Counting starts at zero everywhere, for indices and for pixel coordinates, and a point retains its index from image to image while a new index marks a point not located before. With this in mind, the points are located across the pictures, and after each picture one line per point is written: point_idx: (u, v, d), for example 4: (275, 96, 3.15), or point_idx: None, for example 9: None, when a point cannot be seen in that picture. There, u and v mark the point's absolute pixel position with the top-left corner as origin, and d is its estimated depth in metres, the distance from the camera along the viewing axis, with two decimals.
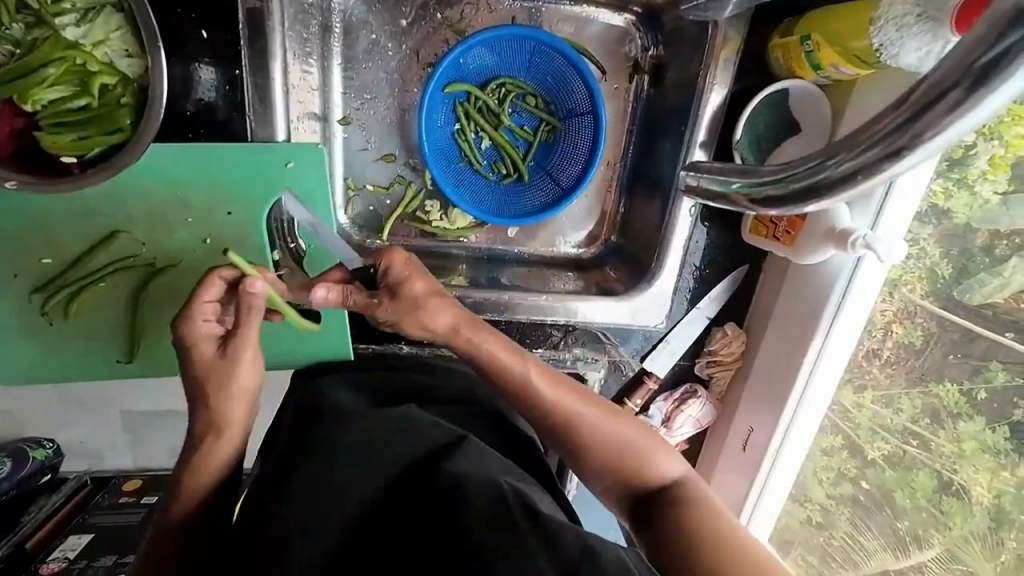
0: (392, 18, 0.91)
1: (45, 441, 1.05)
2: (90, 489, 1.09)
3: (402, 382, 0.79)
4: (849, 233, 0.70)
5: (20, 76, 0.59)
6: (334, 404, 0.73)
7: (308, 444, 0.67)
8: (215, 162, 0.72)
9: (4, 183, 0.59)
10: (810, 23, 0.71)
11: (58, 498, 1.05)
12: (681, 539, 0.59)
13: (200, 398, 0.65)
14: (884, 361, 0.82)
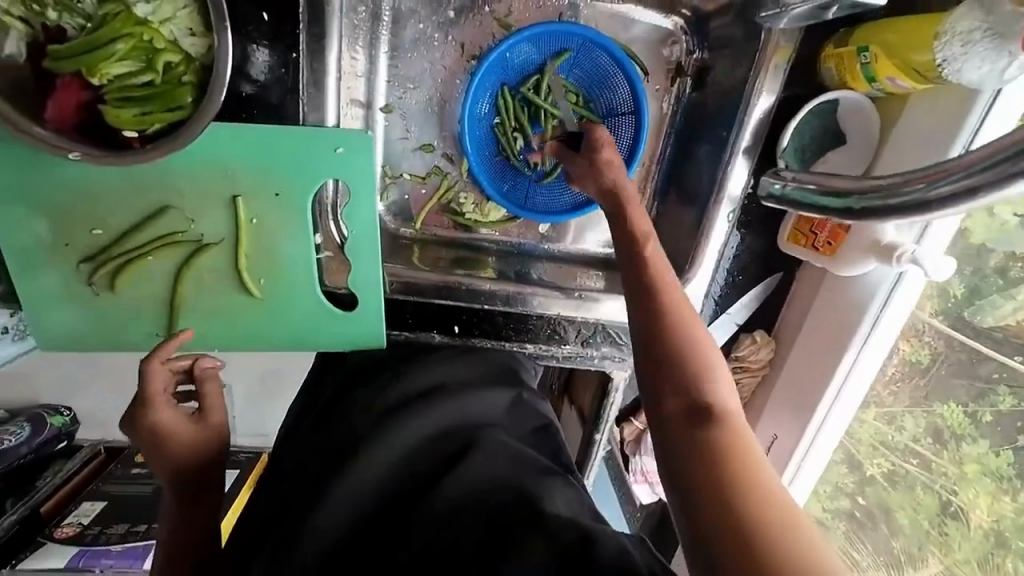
0: (440, 9, 0.91)
1: (62, 410, 1.23)
2: (101, 459, 1.29)
3: (410, 366, 0.81)
4: (895, 247, 0.70)
5: (90, 51, 0.60)
6: (353, 396, 0.78)
7: (329, 436, 0.72)
8: (266, 144, 0.73)
9: (67, 153, 0.61)
10: (868, 35, 0.71)
11: (74, 464, 1.24)
12: (728, 497, 0.45)
13: (179, 471, 0.70)
14: (888, 380, 0.87)
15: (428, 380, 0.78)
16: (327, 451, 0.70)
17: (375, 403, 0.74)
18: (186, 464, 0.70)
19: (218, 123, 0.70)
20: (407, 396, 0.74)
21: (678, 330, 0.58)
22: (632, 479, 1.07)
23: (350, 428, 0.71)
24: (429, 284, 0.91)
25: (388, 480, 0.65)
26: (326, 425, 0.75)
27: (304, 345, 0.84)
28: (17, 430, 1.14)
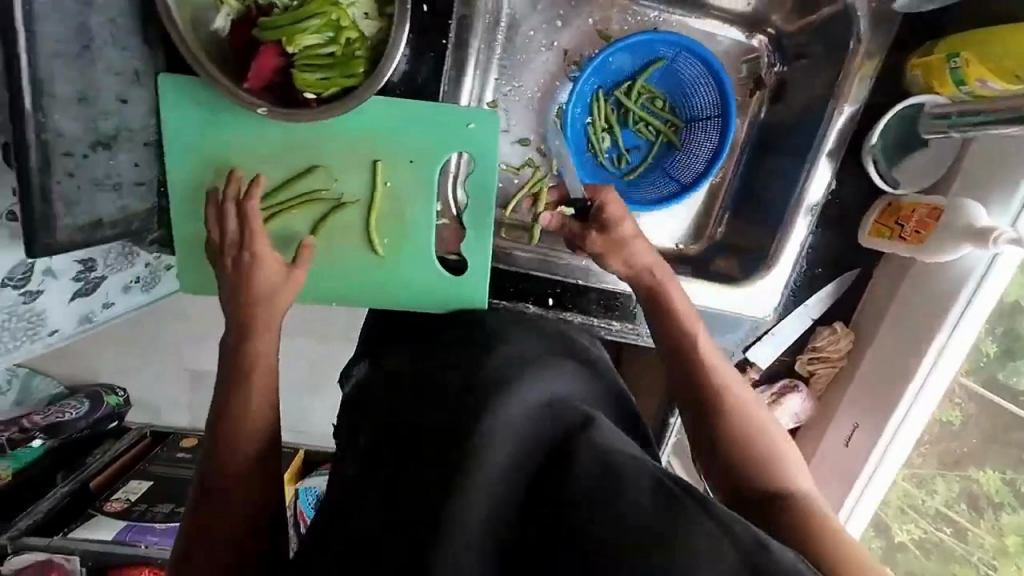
0: (550, 19, 1.03)
1: (117, 390, 1.55)
2: (147, 441, 1.59)
3: (494, 342, 0.67)
4: (991, 230, 0.76)
5: (290, 23, 0.70)
6: (433, 374, 0.64)
7: (413, 416, 0.59)
8: (409, 116, 0.83)
9: (255, 109, 0.71)
10: (955, 44, 0.79)
11: (124, 444, 1.54)
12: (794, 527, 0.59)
13: (252, 383, 0.72)
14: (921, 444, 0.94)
15: (521, 356, 0.63)
16: (411, 437, 0.56)
17: (460, 383, 0.59)
18: (261, 383, 0.72)
19: (373, 96, 0.81)
20: (499, 372, 0.59)
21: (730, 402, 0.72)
22: None
23: (437, 408, 0.57)
24: (526, 258, 0.97)
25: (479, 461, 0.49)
26: (401, 411, 0.61)
27: (412, 305, 0.90)
28: (77, 405, 1.48)
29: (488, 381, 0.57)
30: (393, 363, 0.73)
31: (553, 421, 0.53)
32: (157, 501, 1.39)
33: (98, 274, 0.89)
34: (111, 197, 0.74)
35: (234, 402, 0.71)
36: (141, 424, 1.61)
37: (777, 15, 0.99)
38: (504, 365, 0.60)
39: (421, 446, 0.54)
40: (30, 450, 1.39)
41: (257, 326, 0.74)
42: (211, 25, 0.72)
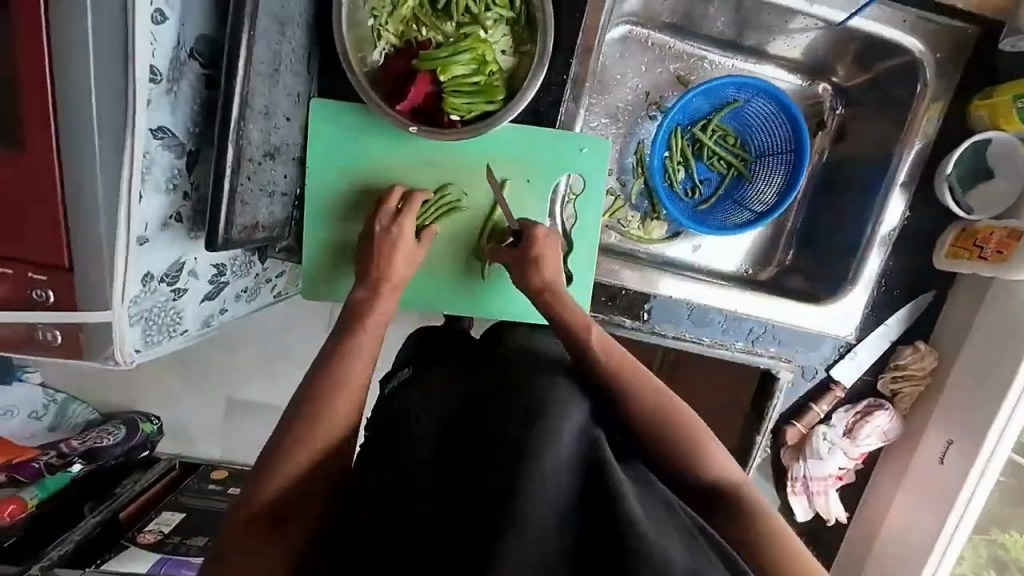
0: (637, 63, 1.13)
1: (152, 418, 1.61)
2: (175, 473, 1.61)
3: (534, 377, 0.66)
4: None
5: (445, 55, 0.80)
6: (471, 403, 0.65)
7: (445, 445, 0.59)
8: (530, 141, 0.91)
9: (407, 128, 0.81)
10: (1018, 87, 0.90)
11: (154, 475, 1.55)
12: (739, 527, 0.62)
13: (330, 398, 0.70)
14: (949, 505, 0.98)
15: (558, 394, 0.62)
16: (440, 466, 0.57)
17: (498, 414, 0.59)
18: (343, 397, 0.70)
19: (507, 124, 0.89)
20: (536, 405, 0.58)
21: (632, 405, 0.71)
22: (790, 489, 1.08)
23: (472, 442, 0.58)
24: (621, 275, 1.02)
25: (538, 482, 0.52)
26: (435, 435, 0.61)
27: (522, 314, 0.95)
28: (115, 431, 1.52)
29: (527, 417, 0.56)
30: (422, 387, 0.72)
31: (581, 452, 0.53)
32: (188, 534, 1.38)
33: (225, 278, 0.94)
34: (267, 202, 0.81)
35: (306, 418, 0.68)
36: (171, 456, 1.65)
37: (839, 67, 1.07)
38: (540, 398, 0.60)
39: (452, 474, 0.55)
40: (59, 477, 1.39)
41: (362, 326, 0.77)
42: (368, 58, 0.82)
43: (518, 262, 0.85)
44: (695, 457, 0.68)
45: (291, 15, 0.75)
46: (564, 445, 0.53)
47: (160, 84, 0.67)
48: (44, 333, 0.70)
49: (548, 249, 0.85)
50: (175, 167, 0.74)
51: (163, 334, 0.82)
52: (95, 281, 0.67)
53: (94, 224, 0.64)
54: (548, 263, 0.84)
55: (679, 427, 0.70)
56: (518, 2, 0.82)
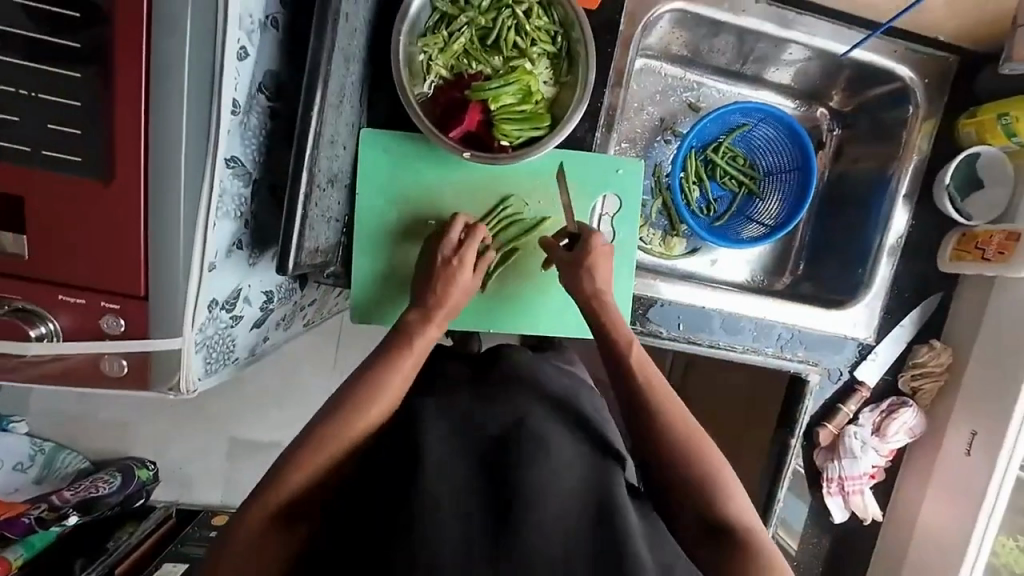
0: (652, 93, 1.21)
1: (148, 463, 1.56)
2: (173, 522, 1.57)
3: (538, 412, 0.70)
4: None
5: (496, 87, 0.86)
6: (482, 427, 0.65)
7: (464, 468, 0.60)
8: (570, 163, 0.97)
9: (462, 153, 0.85)
10: (1002, 106, 1.00)
11: (149, 525, 1.51)
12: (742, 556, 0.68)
13: (356, 412, 0.73)
14: (948, 513, 1.04)
15: (560, 437, 0.67)
16: (457, 493, 0.57)
17: (514, 447, 0.61)
18: (374, 406, 0.74)
19: (553, 148, 0.94)
20: (552, 450, 0.63)
21: (663, 419, 0.76)
22: (826, 490, 1.11)
23: (489, 473, 0.60)
24: (655, 288, 1.07)
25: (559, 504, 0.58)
26: (452, 456, 0.60)
27: (565, 328, 0.99)
28: (111, 479, 1.48)
29: (546, 459, 0.61)
30: (433, 402, 0.70)
31: (596, 502, 0.60)
32: None
33: (273, 305, 0.94)
34: (325, 227, 0.84)
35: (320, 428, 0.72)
36: (167, 502, 1.60)
37: (835, 92, 1.18)
38: (552, 441, 0.64)
39: (464, 499, 0.57)
40: (46, 532, 1.39)
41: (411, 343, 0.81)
42: (420, 90, 0.88)
43: (572, 264, 0.87)
44: (712, 484, 0.72)
45: (354, 52, 0.79)
46: (577, 495, 0.60)
47: (237, 115, 0.69)
48: (110, 362, 0.69)
49: (604, 263, 0.88)
50: (242, 195, 0.75)
51: (218, 362, 0.82)
52: (170, 307, 0.67)
53: (172, 249, 0.65)
54: (601, 276, 0.87)
55: (699, 453, 0.74)
56: (559, 38, 0.89)
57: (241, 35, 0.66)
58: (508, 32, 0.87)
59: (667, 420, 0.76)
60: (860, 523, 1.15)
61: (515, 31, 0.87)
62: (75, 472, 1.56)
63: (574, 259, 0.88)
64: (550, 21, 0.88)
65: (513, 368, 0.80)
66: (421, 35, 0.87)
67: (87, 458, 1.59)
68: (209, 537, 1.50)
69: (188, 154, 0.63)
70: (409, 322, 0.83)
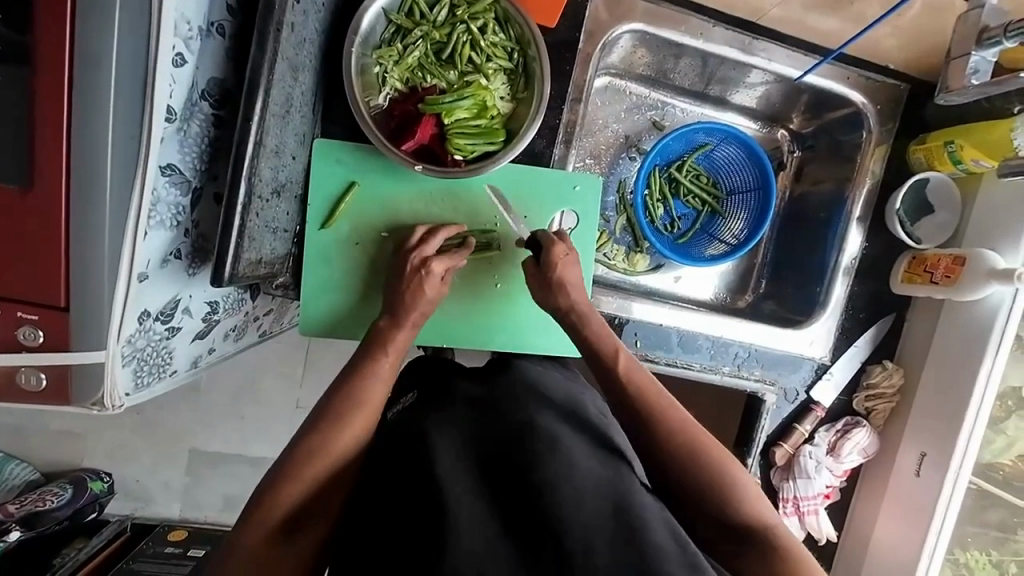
0: (617, 111, 1.22)
1: (103, 476, 1.50)
2: (128, 535, 1.51)
3: (551, 414, 0.70)
4: (1010, 270, 0.94)
5: (450, 101, 0.86)
6: (489, 428, 0.67)
7: (468, 469, 0.61)
8: (526, 178, 0.96)
9: (413, 166, 0.84)
10: (947, 135, 1.02)
11: (99, 542, 1.44)
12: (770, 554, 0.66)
13: (341, 432, 0.72)
14: (901, 530, 1.04)
15: (580, 438, 0.67)
16: (473, 498, 0.58)
17: (525, 448, 0.62)
18: (360, 417, 0.74)
19: (509, 163, 0.94)
20: (566, 450, 0.63)
21: (668, 430, 0.74)
22: (782, 510, 1.10)
23: (501, 476, 0.61)
24: (613, 303, 1.06)
25: (568, 487, 0.58)
26: (460, 459, 0.62)
27: (520, 347, 0.98)
28: (62, 491, 1.41)
29: (561, 458, 0.61)
30: (438, 411, 0.70)
31: (615, 498, 0.59)
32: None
33: (219, 316, 0.91)
34: (271, 237, 0.82)
35: (317, 444, 0.71)
36: (121, 517, 1.53)
37: (795, 115, 1.20)
38: (567, 441, 0.64)
39: (474, 495, 0.58)
40: None
41: (387, 348, 0.81)
42: (375, 102, 0.87)
43: (541, 283, 0.86)
44: (721, 476, 0.71)
45: (302, 62, 0.79)
46: (595, 493, 0.59)
47: (174, 123, 0.67)
48: (26, 376, 0.66)
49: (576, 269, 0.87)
50: (180, 205, 0.73)
51: (151, 376, 0.79)
52: (92, 318, 0.64)
53: (99, 259, 0.63)
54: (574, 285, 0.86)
55: (708, 458, 0.72)
56: (516, 55, 0.89)
57: (176, 41, 0.64)
58: (463, 48, 0.87)
59: (675, 431, 0.74)
60: (818, 544, 1.14)
61: (471, 47, 0.87)
62: (22, 486, 1.48)
63: (540, 270, 0.87)
64: (506, 38, 0.88)
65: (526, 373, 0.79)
66: (376, 47, 0.86)
67: (37, 470, 1.52)
68: (165, 553, 1.41)
69: (115, 162, 0.61)
70: (377, 327, 0.84)
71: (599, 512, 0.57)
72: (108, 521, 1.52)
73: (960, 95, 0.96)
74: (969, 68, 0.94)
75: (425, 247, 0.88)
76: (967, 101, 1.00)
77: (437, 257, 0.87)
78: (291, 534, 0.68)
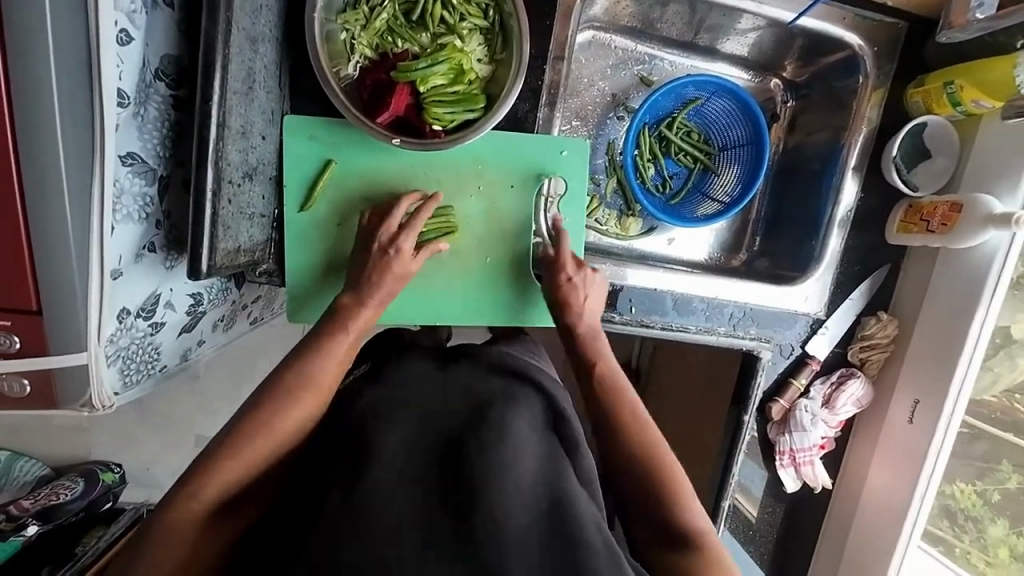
0: (603, 67, 1.16)
1: (112, 466, 1.51)
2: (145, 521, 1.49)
3: (505, 401, 0.66)
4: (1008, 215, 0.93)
5: (423, 68, 0.80)
6: (446, 414, 0.64)
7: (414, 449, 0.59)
8: (510, 145, 0.92)
9: (390, 140, 0.80)
10: (947, 76, 0.98)
11: (118, 529, 1.42)
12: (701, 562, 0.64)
13: (278, 417, 0.67)
14: (891, 471, 1.08)
15: (532, 429, 0.64)
16: (405, 483, 0.55)
17: (473, 435, 0.59)
18: (308, 398, 0.70)
19: (491, 131, 0.90)
20: (514, 435, 0.60)
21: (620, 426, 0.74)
22: (779, 463, 1.12)
23: (442, 461, 0.58)
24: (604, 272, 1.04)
25: (510, 469, 0.55)
26: (406, 441, 0.60)
27: (513, 321, 0.96)
28: (74, 484, 1.42)
29: (503, 448, 0.58)
30: (393, 391, 0.68)
31: (553, 496, 0.56)
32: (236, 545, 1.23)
33: (203, 307, 0.89)
34: (247, 224, 0.79)
35: (256, 422, 0.67)
36: (135, 504, 1.55)
37: (788, 63, 1.15)
38: (515, 425, 0.62)
39: (412, 480, 0.56)
40: (8, 543, 1.28)
41: (348, 328, 0.77)
42: (344, 72, 0.82)
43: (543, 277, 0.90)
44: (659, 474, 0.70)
45: (261, 33, 0.73)
46: (535, 484, 0.56)
47: (128, 108, 0.63)
48: (9, 384, 0.64)
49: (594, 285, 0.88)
50: (147, 195, 0.69)
51: (139, 373, 0.78)
52: (66, 318, 0.62)
53: (64, 260, 0.60)
54: (579, 301, 0.87)
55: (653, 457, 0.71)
56: (491, 12, 0.83)
57: (118, 16, 0.59)
58: (435, 7, 0.81)
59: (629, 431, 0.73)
60: (812, 492, 1.17)
61: (444, 7, 0.82)
62: (33, 482, 1.49)
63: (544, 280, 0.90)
64: None
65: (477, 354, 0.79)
66: (341, 10, 0.80)
67: (47, 466, 1.52)
68: None
69: (70, 154, 0.57)
70: (341, 306, 0.80)
71: (536, 505, 0.54)
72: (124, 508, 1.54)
73: (964, 31, 0.95)
74: (973, 3, 0.93)
75: (390, 224, 0.84)
76: (971, 36, 0.96)
77: (408, 235, 0.83)
78: (215, 525, 0.62)
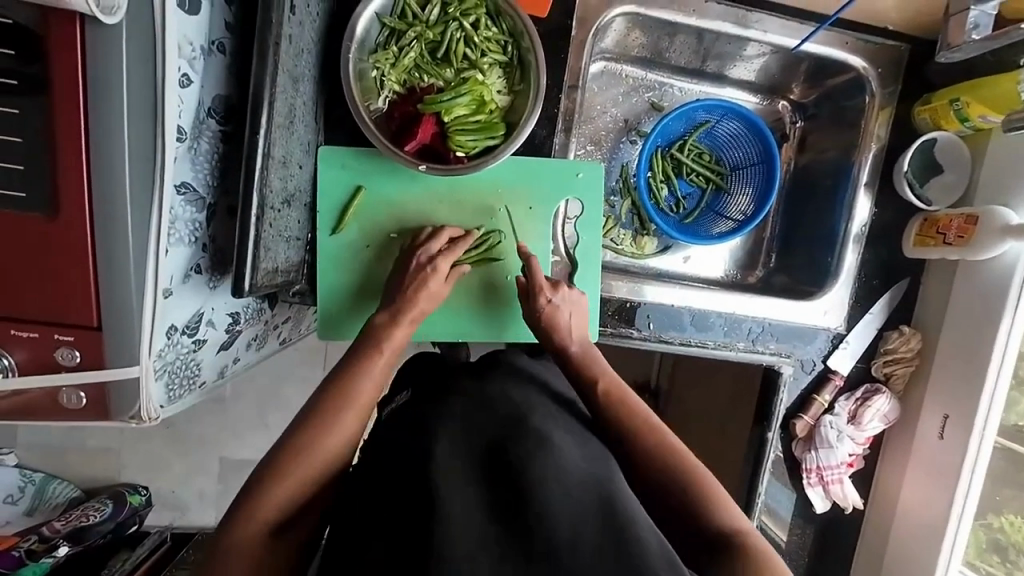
0: (616, 94, 1.22)
1: (139, 489, 1.54)
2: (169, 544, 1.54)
3: (543, 415, 0.69)
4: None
5: (447, 99, 0.87)
6: (488, 424, 0.66)
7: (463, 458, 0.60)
8: (528, 170, 0.97)
9: (417, 167, 0.86)
10: (953, 93, 1.01)
11: (144, 551, 1.47)
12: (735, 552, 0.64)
13: (327, 430, 0.72)
14: (927, 489, 1.04)
15: (574, 442, 0.66)
16: (458, 488, 0.56)
17: (517, 443, 0.61)
18: (351, 414, 0.74)
19: (509, 156, 0.95)
20: (554, 446, 0.62)
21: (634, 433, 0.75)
22: (806, 481, 1.10)
23: (489, 472, 0.59)
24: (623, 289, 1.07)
25: (558, 477, 0.58)
26: (454, 451, 0.61)
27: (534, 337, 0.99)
28: (103, 506, 1.45)
29: (548, 456, 0.60)
30: (434, 405, 0.70)
31: (602, 500, 0.57)
32: None
33: (241, 326, 0.94)
34: (285, 246, 0.85)
35: (302, 444, 0.70)
36: (160, 528, 1.57)
37: (795, 86, 1.19)
38: (557, 440, 0.63)
39: (464, 486, 0.57)
40: (38, 565, 1.33)
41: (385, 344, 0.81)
42: (374, 105, 0.89)
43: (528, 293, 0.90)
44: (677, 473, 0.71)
45: (302, 73, 0.81)
46: (580, 485, 0.58)
47: (185, 142, 0.70)
48: (67, 396, 0.69)
49: (568, 304, 0.89)
50: (197, 220, 0.75)
51: (182, 388, 0.83)
52: (121, 334, 0.67)
53: (124, 279, 0.66)
54: (565, 324, 0.88)
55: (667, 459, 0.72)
56: (510, 47, 0.90)
57: (181, 63, 0.66)
58: (458, 44, 0.88)
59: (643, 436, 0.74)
60: (843, 513, 1.14)
61: (466, 44, 0.89)
62: (64, 503, 1.51)
63: (531, 307, 0.90)
64: (499, 31, 0.89)
65: (514, 366, 0.80)
66: (372, 51, 0.88)
67: (78, 488, 1.56)
68: None
69: (133, 183, 0.63)
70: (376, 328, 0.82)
71: (587, 508, 0.56)
72: (148, 532, 1.56)
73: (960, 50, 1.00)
74: (969, 23, 0.98)
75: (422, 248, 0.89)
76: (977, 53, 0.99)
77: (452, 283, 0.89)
78: (282, 534, 0.66)
